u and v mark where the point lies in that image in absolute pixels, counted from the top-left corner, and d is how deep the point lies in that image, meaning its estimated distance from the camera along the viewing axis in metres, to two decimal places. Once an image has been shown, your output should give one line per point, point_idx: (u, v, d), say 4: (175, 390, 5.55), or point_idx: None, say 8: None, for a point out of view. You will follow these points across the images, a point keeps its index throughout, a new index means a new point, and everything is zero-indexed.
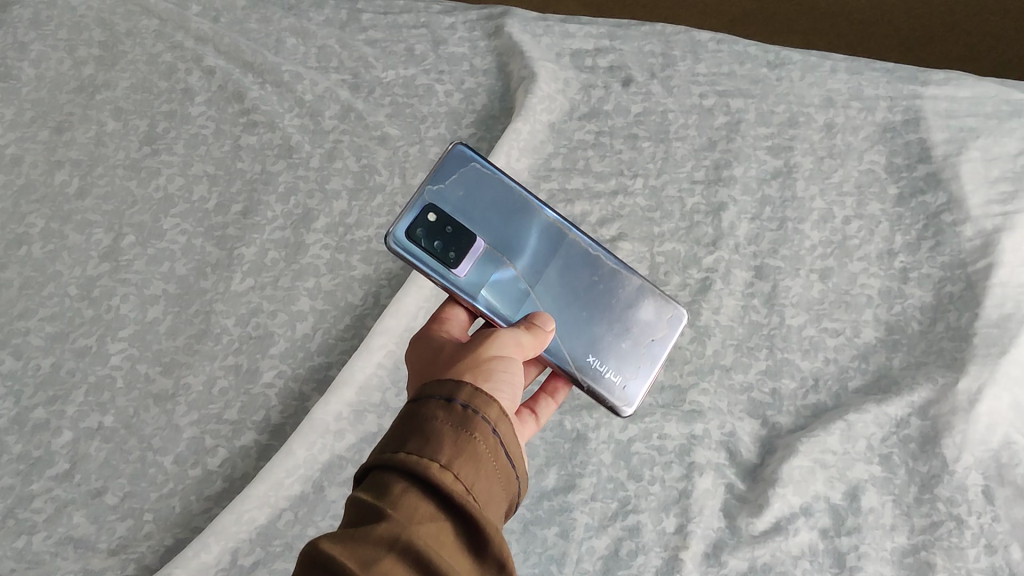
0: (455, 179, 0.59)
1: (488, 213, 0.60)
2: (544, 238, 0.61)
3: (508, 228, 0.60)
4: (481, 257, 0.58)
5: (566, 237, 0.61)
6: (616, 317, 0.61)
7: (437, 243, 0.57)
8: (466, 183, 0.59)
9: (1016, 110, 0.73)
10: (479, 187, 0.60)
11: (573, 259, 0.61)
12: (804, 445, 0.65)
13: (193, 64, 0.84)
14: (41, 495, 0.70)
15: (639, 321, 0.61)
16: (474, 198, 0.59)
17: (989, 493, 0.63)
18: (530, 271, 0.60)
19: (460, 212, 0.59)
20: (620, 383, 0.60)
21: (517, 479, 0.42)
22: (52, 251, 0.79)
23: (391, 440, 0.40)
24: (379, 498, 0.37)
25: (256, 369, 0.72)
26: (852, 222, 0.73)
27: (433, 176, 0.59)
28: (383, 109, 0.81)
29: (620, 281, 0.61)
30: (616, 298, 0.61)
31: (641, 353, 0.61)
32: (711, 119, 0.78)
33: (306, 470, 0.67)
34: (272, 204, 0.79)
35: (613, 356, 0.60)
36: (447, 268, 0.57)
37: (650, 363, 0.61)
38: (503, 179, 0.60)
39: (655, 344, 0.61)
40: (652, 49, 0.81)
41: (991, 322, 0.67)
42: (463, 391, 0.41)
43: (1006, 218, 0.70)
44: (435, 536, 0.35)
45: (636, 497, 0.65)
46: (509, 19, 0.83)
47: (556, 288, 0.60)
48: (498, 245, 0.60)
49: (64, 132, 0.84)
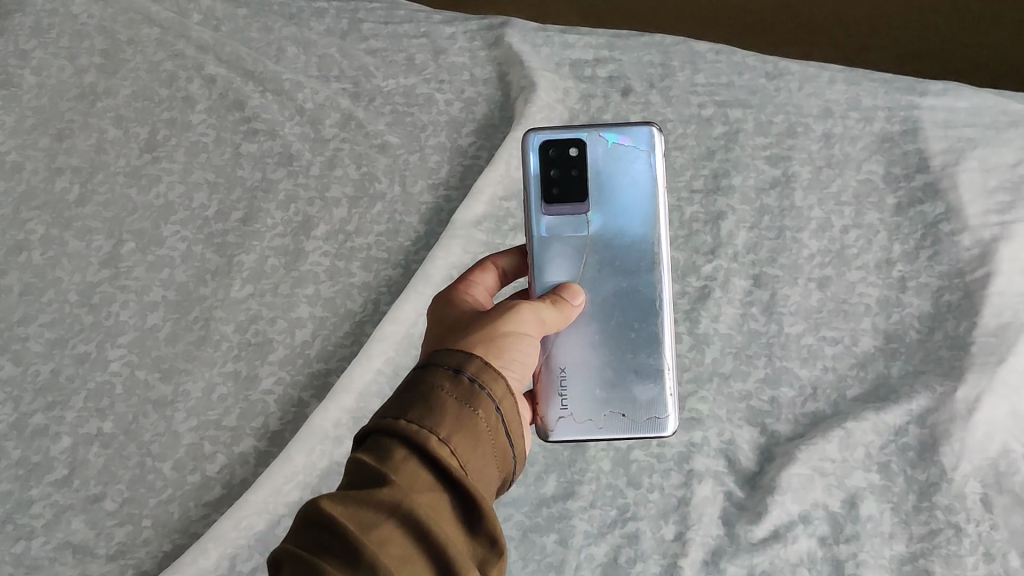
0: (621, 144, 0.57)
1: (621, 191, 0.56)
2: (636, 252, 0.56)
3: (621, 220, 0.56)
4: (574, 215, 0.56)
5: (652, 274, 0.56)
6: (611, 366, 0.55)
7: (551, 172, 0.56)
8: (624, 157, 0.56)
9: (1014, 121, 0.74)
10: (632, 170, 0.56)
11: (635, 290, 0.55)
12: (803, 453, 0.65)
13: (194, 72, 0.84)
14: (40, 500, 0.70)
15: (630, 390, 0.55)
16: (621, 170, 0.56)
17: (988, 501, 0.63)
18: (601, 263, 0.56)
19: (598, 173, 0.56)
20: (562, 411, 0.55)
21: (516, 457, 0.41)
22: (52, 257, 0.79)
23: (394, 402, 0.39)
24: (380, 461, 0.37)
25: (256, 376, 0.73)
26: (850, 231, 0.73)
27: (608, 130, 0.56)
28: (384, 117, 0.82)
29: (648, 349, 0.55)
30: (634, 354, 0.55)
31: (603, 413, 0.55)
32: (711, 129, 0.78)
33: (305, 476, 0.67)
34: (272, 211, 0.79)
35: (578, 389, 0.55)
36: (539, 201, 0.56)
37: (601, 428, 0.55)
38: (657, 182, 0.56)
39: (621, 421, 0.55)
40: (652, 59, 0.81)
41: (989, 330, 0.67)
42: (471, 363, 0.40)
43: (1004, 228, 0.70)
44: (434, 507, 0.36)
45: (636, 504, 0.65)
46: (509, 29, 0.83)
47: (597, 295, 0.55)
48: (599, 219, 0.56)
49: (64, 139, 0.84)
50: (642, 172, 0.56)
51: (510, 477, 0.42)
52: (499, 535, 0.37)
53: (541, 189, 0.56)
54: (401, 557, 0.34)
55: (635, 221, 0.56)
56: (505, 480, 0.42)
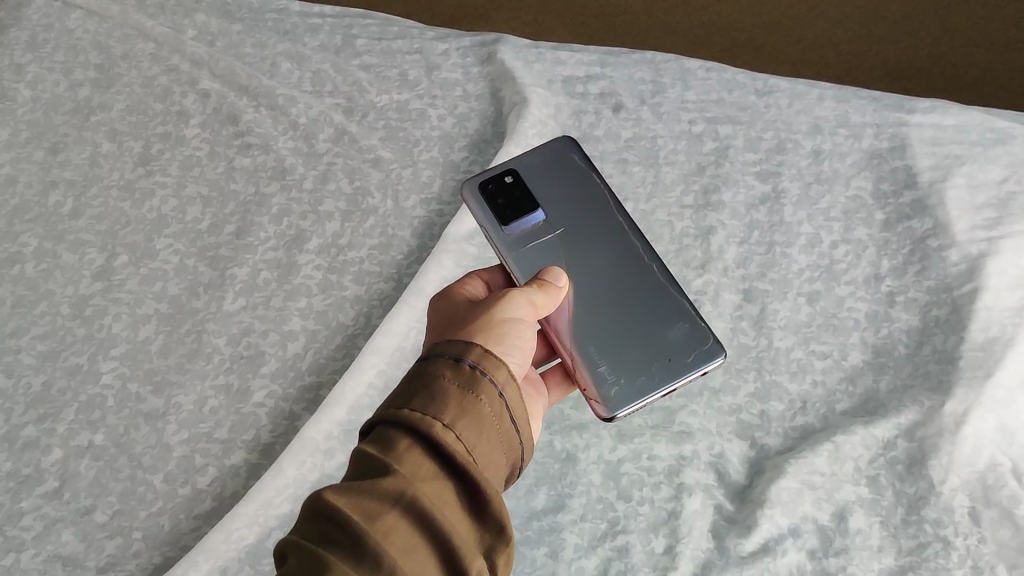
0: (547, 162, 0.66)
1: (567, 192, 0.65)
2: (607, 232, 0.64)
3: (578, 213, 0.64)
4: (534, 226, 0.63)
5: (630, 242, 0.63)
6: (640, 325, 0.60)
7: (500, 199, 0.63)
8: (554, 168, 0.66)
9: (1001, 138, 0.76)
10: (567, 175, 0.66)
11: (625, 261, 0.62)
12: (791, 467, 0.65)
13: (188, 86, 0.86)
14: (30, 512, 0.69)
15: (665, 338, 0.59)
16: (556, 179, 0.66)
17: (976, 515, 0.62)
18: (580, 248, 0.63)
19: (537, 187, 0.65)
20: (614, 381, 0.58)
21: (522, 443, 0.43)
22: (45, 270, 0.79)
23: (399, 395, 0.42)
24: (384, 452, 0.39)
25: (247, 389, 0.72)
26: (839, 246, 0.74)
27: (528, 157, 0.66)
28: (377, 132, 0.83)
29: (663, 300, 0.61)
30: (652, 309, 0.60)
31: (653, 365, 0.58)
32: (701, 145, 0.79)
33: (296, 489, 0.67)
34: (265, 224, 0.79)
35: (618, 357, 0.58)
36: (499, 224, 0.63)
37: (654, 383, 0.58)
38: (591, 177, 0.66)
39: (672, 365, 0.58)
40: (643, 76, 0.83)
41: (976, 345, 0.67)
42: (472, 352, 0.42)
43: (991, 243, 0.71)
44: (439, 495, 0.38)
45: (626, 517, 0.65)
46: (501, 46, 0.85)
47: (593, 275, 0.61)
48: (559, 219, 0.64)
49: (59, 152, 0.85)
50: (576, 172, 0.66)
51: (518, 464, 0.44)
52: (504, 523, 0.40)
53: (497, 215, 0.63)
54: (407, 545, 0.36)
55: (590, 209, 0.65)
56: (513, 469, 0.44)
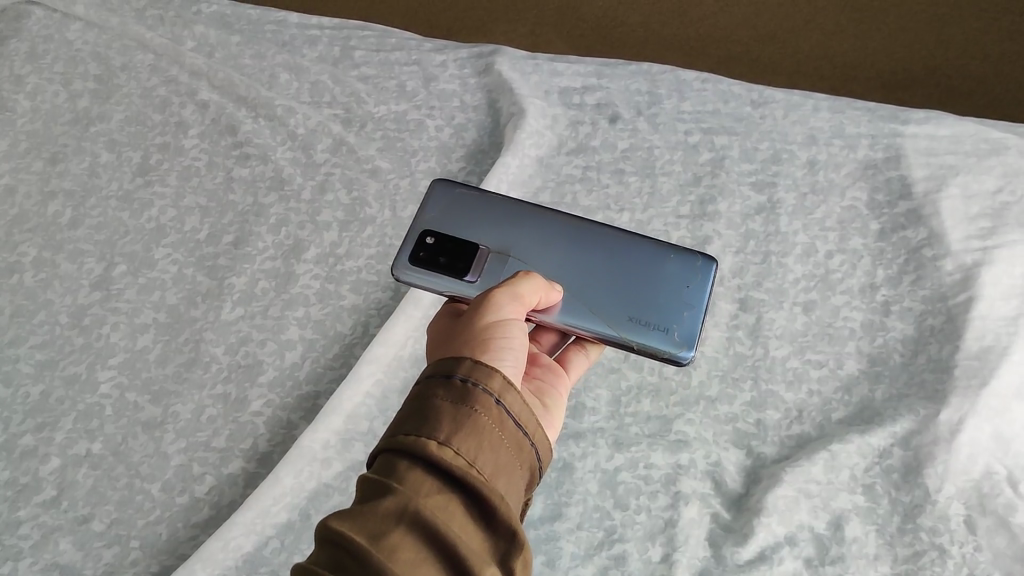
0: (442, 201, 0.61)
1: (486, 220, 0.61)
2: (547, 232, 0.62)
3: (512, 229, 0.61)
4: (488, 263, 0.59)
5: (576, 225, 0.62)
6: (643, 275, 0.60)
7: (440, 258, 0.58)
8: (456, 205, 0.61)
9: (994, 149, 0.76)
10: (472, 204, 0.62)
11: (583, 244, 0.61)
12: (788, 475, 0.65)
13: (187, 98, 0.87)
14: (28, 521, 0.69)
15: (670, 273, 0.60)
16: (465, 212, 0.61)
17: (972, 523, 0.62)
18: (544, 258, 0.60)
19: (458, 230, 0.60)
20: (667, 330, 0.58)
21: (530, 448, 0.43)
22: (44, 279, 0.79)
23: (397, 420, 0.42)
24: (384, 476, 0.40)
25: (245, 399, 0.73)
26: (834, 256, 0.74)
27: (425, 211, 0.61)
28: (374, 142, 0.83)
29: (638, 247, 0.61)
30: (638, 260, 0.61)
31: (681, 298, 0.59)
32: (697, 156, 0.80)
33: (293, 498, 0.67)
34: (263, 234, 0.80)
35: (650, 310, 0.59)
36: (459, 278, 0.58)
37: (693, 311, 0.59)
38: (492, 193, 0.63)
39: (693, 292, 0.60)
40: (639, 87, 0.83)
41: (971, 354, 0.68)
42: (462, 367, 0.43)
43: (986, 253, 0.71)
44: (442, 507, 0.38)
45: (623, 526, 0.65)
46: (499, 57, 0.86)
47: (574, 269, 0.60)
48: (503, 242, 0.61)
49: (58, 163, 0.85)
50: (474, 197, 0.62)
51: (535, 469, 0.44)
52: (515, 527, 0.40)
53: (451, 273, 0.58)
54: (413, 560, 0.37)
55: (517, 223, 0.62)
56: (532, 473, 0.44)
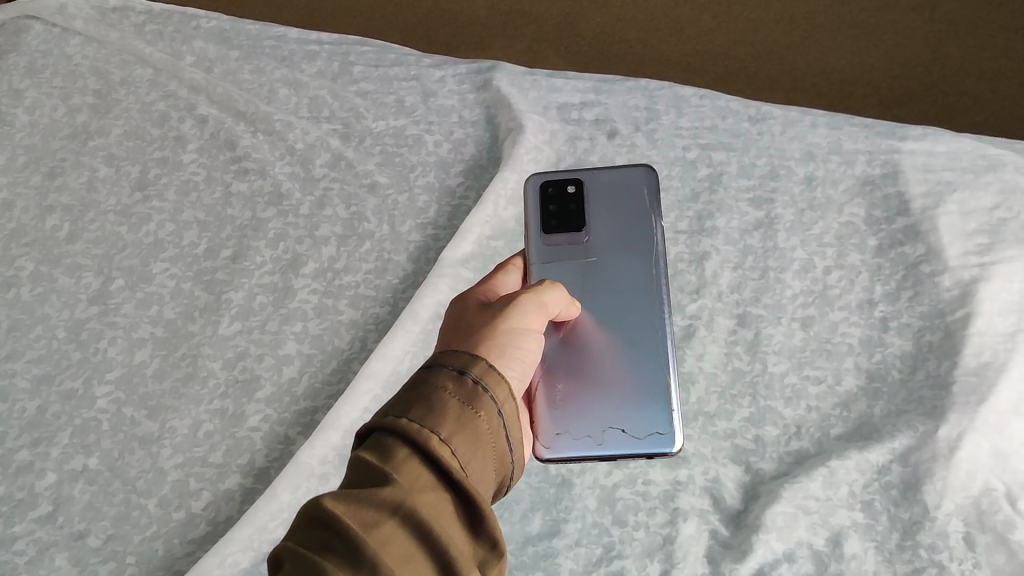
0: (619, 186, 0.66)
1: (613, 224, 0.65)
2: (633, 273, 0.63)
3: (618, 246, 0.64)
4: (570, 244, 0.64)
5: (650, 295, 0.62)
6: (612, 384, 0.60)
7: (552, 205, 0.65)
8: (618, 195, 0.66)
9: (992, 165, 0.76)
10: (627, 207, 0.65)
11: (635, 313, 0.62)
12: (786, 491, 0.65)
13: (186, 112, 0.87)
14: (24, 536, 0.69)
15: (629, 408, 0.59)
16: (617, 204, 0.65)
17: (970, 540, 0.62)
18: (597, 282, 0.63)
19: (595, 207, 0.65)
20: (557, 429, 0.59)
21: (515, 462, 0.44)
22: (42, 294, 0.79)
23: (398, 403, 0.42)
24: (383, 461, 0.40)
25: (242, 413, 0.72)
26: (832, 272, 0.74)
27: (602, 176, 0.66)
28: (373, 157, 0.83)
29: (643, 363, 0.60)
30: (633, 374, 0.60)
31: (599, 425, 0.59)
32: (695, 171, 0.80)
33: (290, 514, 0.67)
34: (261, 249, 0.80)
35: (570, 402, 0.60)
36: (539, 228, 0.65)
37: (597, 445, 0.59)
38: (651, 216, 0.65)
39: (619, 437, 0.59)
40: (637, 103, 0.83)
41: (969, 370, 0.67)
42: (475, 366, 0.43)
43: (984, 270, 0.71)
44: (435, 506, 0.39)
45: (621, 543, 0.65)
46: (498, 73, 0.86)
47: (594, 313, 0.62)
48: (597, 246, 0.64)
49: (56, 177, 0.85)
50: (639, 209, 0.65)
51: (509, 482, 0.45)
52: (500, 537, 0.40)
53: (542, 221, 0.65)
54: (403, 555, 0.37)
55: (628, 251, 0.64)
56: (505, 486, 0.45)
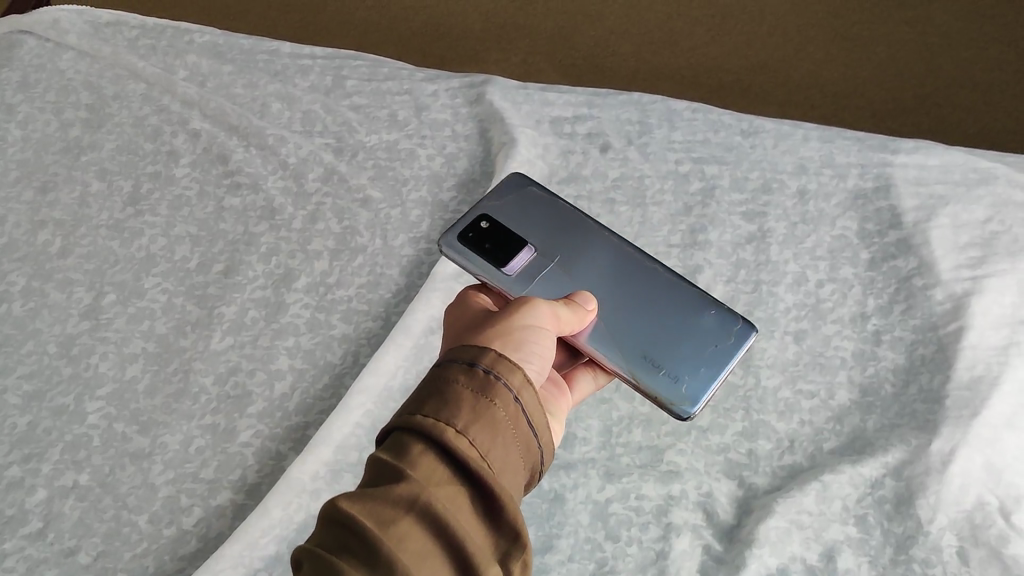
0: (510, 198, 0.68)
1: (542, 227, 0.66)
2: (594, 250, 0.66)
3: (561, 241, 0.66)
4: (530, 262, 0.64)
5: (624, 252, 0.66)
6: (673, 323, 0.62)
7: (486, 243, 0.64)
8: (521, 204, 0.68)
9: (983, 178, 0.76)
10: (533, 207, 0.68)
11: (628, 270, 0.65)
12: (780, 506, 0.64)
13: (179, 126, 0.87)
14: (12, 554, 0.68)
15: (701, 328, 0.62)
16: (526, 213, 0.67)
17: (965, 555, 0.62)
18: (581, 272, 0.64)
19: (513, 224, 0.66)
20: (679, 382, 0.60)
21: (539, 447, 0.45)
22: (33, 309, 0.79)
23: (414, 401, 0.43)
24: (398, 458, 0.41)
25: (234, 429, 0.72)
26: (825, 285, 0.74)
27: (492, 200, 0.67)
28: (366, 172, 0.84)
29: (676, 296, 0.63)
30: (673, 306, 0.63)
31: (702, 354, 0.61)
32: (687, 185, 0.80)
33: (281, 530, 0.66)
34: (253, 264, 0.80)
35: (667, 357, 0.61)
36: (497, 266, 0.63)
37: (712, 368, 0.60)
38: (557, 204, 0.68)
39: (718, 351, 0.61)
40: (630, 117, 0.84)
41: (962, 384, 0.67)
42: (486, 356, 0.44)
43: (975, 283, 0.71)
44: (452, 499, 0.39)
45: (614, 558, 0.65)
46: (490, 87, 0.86)
47: (607, 292, 0.63)
48: (547, 248, 0.65)
49: (48, 192, 0.85)
50: (539, 203, 0.68)
51: (538, 468, 0.45)
52: (521, 527, 0.40)
53: (492, 260, 0.64)
54: (421, 549, 0.38)
55: (573, 237, 0.66)
56: (533, 472, 0.45)
